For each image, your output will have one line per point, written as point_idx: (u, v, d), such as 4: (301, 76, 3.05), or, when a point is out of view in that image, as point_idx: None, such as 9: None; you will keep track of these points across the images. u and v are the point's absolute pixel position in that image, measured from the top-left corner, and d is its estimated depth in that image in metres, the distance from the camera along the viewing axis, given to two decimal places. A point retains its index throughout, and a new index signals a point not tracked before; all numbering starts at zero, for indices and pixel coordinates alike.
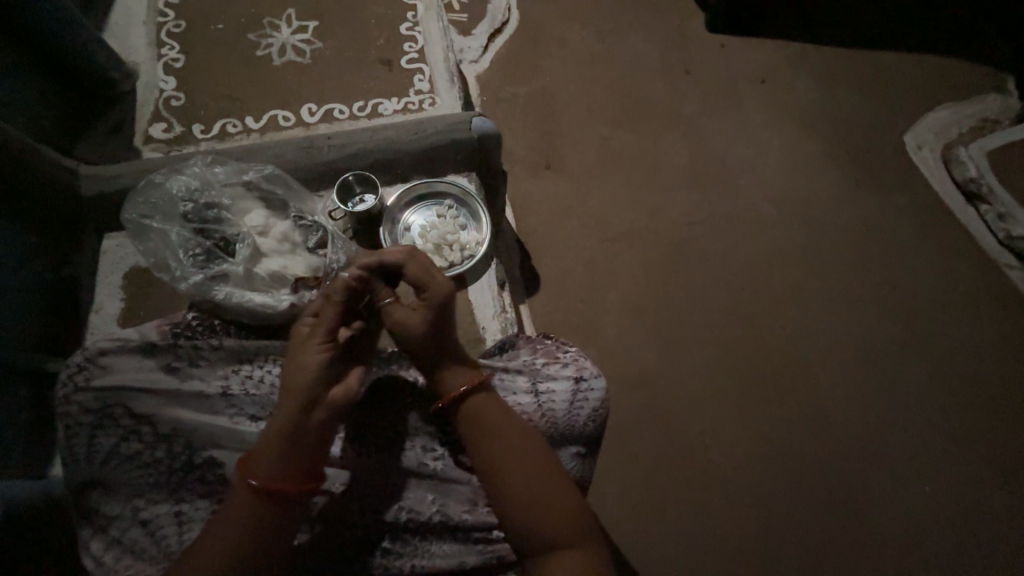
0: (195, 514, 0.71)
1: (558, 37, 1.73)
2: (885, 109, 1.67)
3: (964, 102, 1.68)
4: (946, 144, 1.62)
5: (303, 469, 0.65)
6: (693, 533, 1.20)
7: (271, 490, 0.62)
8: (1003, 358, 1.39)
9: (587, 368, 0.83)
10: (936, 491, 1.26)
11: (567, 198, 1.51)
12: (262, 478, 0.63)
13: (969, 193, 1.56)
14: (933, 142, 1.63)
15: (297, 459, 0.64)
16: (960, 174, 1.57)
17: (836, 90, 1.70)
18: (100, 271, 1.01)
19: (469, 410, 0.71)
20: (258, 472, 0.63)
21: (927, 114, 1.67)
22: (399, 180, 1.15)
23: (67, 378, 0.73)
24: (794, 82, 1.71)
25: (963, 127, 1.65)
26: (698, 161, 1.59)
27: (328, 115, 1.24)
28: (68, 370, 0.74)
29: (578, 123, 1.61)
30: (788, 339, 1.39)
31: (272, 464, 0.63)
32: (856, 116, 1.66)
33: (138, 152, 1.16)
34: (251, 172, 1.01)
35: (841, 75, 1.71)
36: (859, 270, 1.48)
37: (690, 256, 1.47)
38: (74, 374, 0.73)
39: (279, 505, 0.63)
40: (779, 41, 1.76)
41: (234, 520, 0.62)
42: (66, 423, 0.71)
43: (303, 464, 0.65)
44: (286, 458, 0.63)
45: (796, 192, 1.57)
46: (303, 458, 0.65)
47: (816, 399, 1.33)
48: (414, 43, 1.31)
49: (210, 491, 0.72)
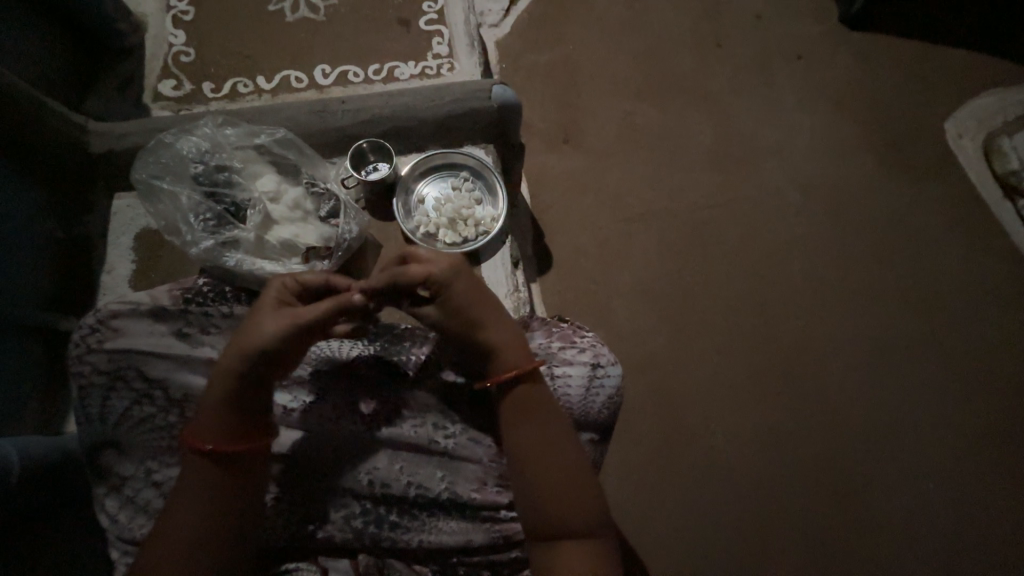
0: None
1: (583, 2, 1.63)
2: (927, 92, 1.57)
3: (1014, 87, 1.57)
4: (989, 132, 1.53)
5: (242, 429, 0.64)
6: (693, 515, 1.21)
7: (215, 450, 0.63)
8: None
9: (603, 355, 0.81)
10: (940, 488, 1.25)
11: (585, 175, 1.46)
12: (210, 440, 0.63)
13: (1007, 187, 1.48)
14: (975, 131, 1.53)
15: (240, 422, 0.64)
16: (1000, 166, 1.49)
17: (877, 70, 1.59)
18: (111, 232, 1.01)
19: (517, 394, 0.70)
20: (208, 437, 0.63)
21: (971, 100, 1.57)
22: (415, 151, 1.12)
23: (81, 338, 0.73)
24: (832, 60, 1.61)
25: (1009, 115, 1.54)
26: (724, 140, 1.51)
27: (342, 77, 1.19)
28: (81, 331, 0.73)
29: (600, 96, 1.54)
30: (805, 330, 1.36)
31: (217, 428, 0.63)
32: (895, 99, 1.57)
33: (147, 109, 1.13)
34: (263, 135, 0.98)
35: (883, 53, 1.61)
36: (884, 262, 1.42)
37: (708, 240, 1.42)
38: (87, 335, 0.73)
39: (227, 467, 0.63)
40: (819, 14, 1.65)
41: (199, 482, 0.62)
42: (79, 383, 0.71)
43: (242, 423, 0.64)
44: (225, 420, 0.63)
45: (825, 178, 1.49)
46: (238, 419, 0.64)
47: (826, 392, 1.31)
48: (433, 3, 1.25)
49: None
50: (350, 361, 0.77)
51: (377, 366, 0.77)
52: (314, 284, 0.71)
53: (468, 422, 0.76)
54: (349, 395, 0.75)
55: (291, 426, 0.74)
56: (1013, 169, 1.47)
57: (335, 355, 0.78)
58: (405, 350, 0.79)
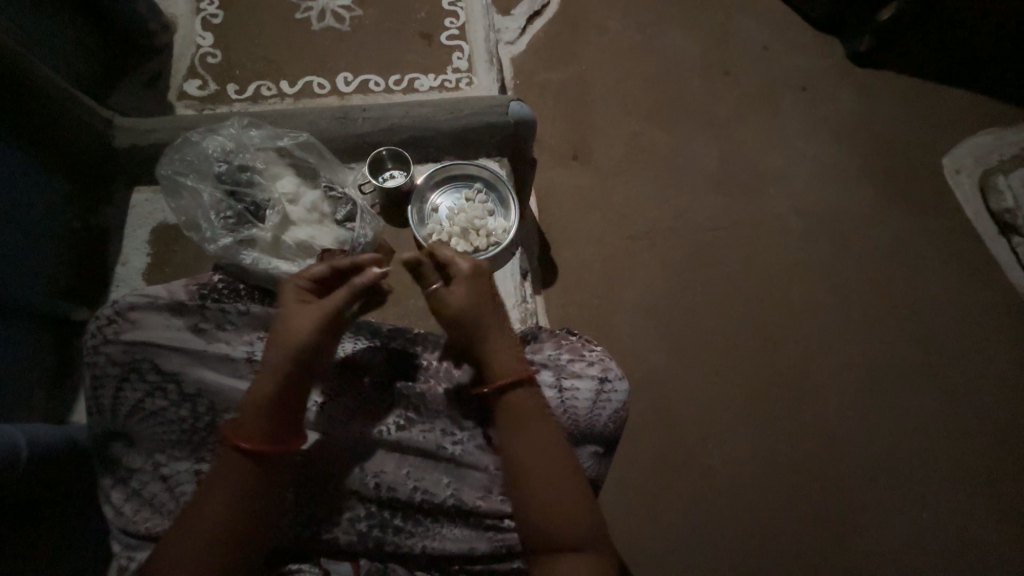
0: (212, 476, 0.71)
1: (597, 25, 1.68)
2: (926, 128, 1.62)
3: (1009, 128, 1.63)
4: (985, 170, 1.57)
5: (280, 429, 0.65)
6: (686, 534, 1.21)
7: (251, 450, 0.63)
8: (1016, 393, 1.37)
9: (611, 369, 0.83)
10: (935, 520, 1.26)
11: (592, 191, 1.49)
12: (250, 440, 0.63)
13: (1003, 223, 1.52)
14: (972, 168, 1.58)
15: (278, 423, 0.65)
16: (995, 205, 1.52)
17: (878, 105, 1.65)
18: (128, 225, 1.02)
19: (508, 400, 0.70)
20: (244, 439, 0.63)
21: (969, 138, 1.61)
22: (431, 160, 1.14)
23: (97, 328, 0.74)
24: (836, 93, 1.66)
25: (1005, 155, 1.59)
26: (729, 164, 1.55)
27: (363, 86, 1.22)
28: (97, 322, 0.75)
29: (611, 116, 1.58)
30: (803, 354, 1.38)
31: (258, 430, 0.63)
32: (896, 133, 1.62)
33: (171, 107, 1.15)
34: (286, 138, 1.00)
35: (885, 89, 1.67)
36: (882, 290, 1.45)
37: (710, 261, 1.45)
38: (104, 326, 0.74)
39: (262, 470, 0.64)
40: (825, 48, 1.71)
41: (229, 484, 0.62)
42: (93, 373, 0.73)
43: (282, 426, 0.65)
44: (265, 422, 0.64)
45: (826, 205, 1.53)
46: (279, 417, 0.65)
47: (822, 415, 1.32)
48: (455, 19, 1.29)
49: None
50: (366, 366, 0.79)
51: (389, 369, 0.79)
52: (322, 276, 0.73)
53: (477, 430, 0.77)
54: (360, 397, 0.77)
55: (312, 428, 0.75)
56: (1007, 208, 1.51)
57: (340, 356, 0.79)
58: (417, 354, 0.81)
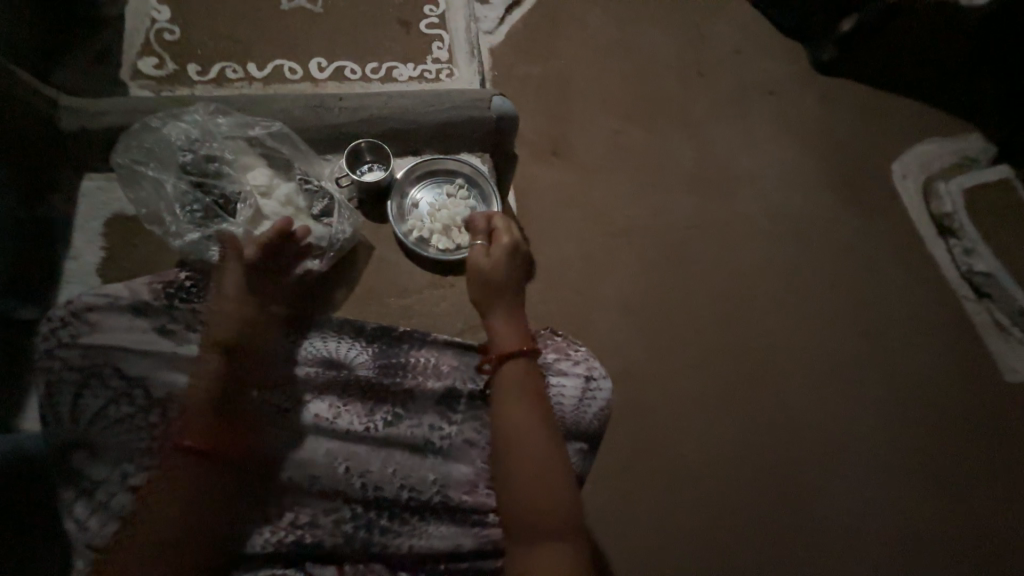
0: None
1: (577, 20, 1.69)
2: (879, 133, 1.74)
3: (952, 136, 1.76)
4: (928, 176, 1.71)
5: (221, 421, 0.72)
6: (658, 517, 1.28)
7: (195, 446, 0.68)
8: (953, 380, 1.49)
9: (596, 368, 0.87)
10: (881, 498, 1.37)
11: (570, 187, 1.50)
12: (197, 438, 0.69)
13: (942, 225, 1.65)
14: (917, 174, 1.70)
15: (217, 412, 0.72)
16: (938, 208, 1.67)
17: (837, 111, 1.74)
18: (79, 215, 0.95)
19: (506, 371, 0.75)
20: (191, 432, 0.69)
21: (915, 144, 1.74)
22: (411, 154, 1.12)
23: (50, 332, 0.75)
24: (799, 97, 1.74)
25: (946, 162, 1.73)
26: (701, 165, 1.60)
27: (338, 73, 1.16)
28: (50, 326, 0.75)
29: (589, 112, 1.59)
30: (766, 347, 1.46)
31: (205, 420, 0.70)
32: (852, 138, 1.72)
33: (124, 87, 1.05)
34: (257, 127, 0.94)
35: (843, 97, 1.76)
36: (836, 287, 1.55)
37: (682, 258, 1.50)
38: (58, 330, 0.75)
39: (207, 462, 0.68)
40: (791, 54, 1.78)
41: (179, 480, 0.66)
42: (47, 379, 0.73)
43: (223, 419, 0.72)
44: (207, 415, 0.71)
45: (789, 206, 1.61)
46: (219, 405, 0.73)
47: (781, 403, 1.41)
48: (435, 7, 1.27)
49: None
50: (350, 365, 0.82)
51: (375, 367, 0.83)
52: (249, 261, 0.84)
53: (463, 424, 0.80)
54: (345, 394, 0.80)
55: None
56: (946, 212, 1.66)
57: (324, 356, 0.83)
58: (402, 353, 0.85)
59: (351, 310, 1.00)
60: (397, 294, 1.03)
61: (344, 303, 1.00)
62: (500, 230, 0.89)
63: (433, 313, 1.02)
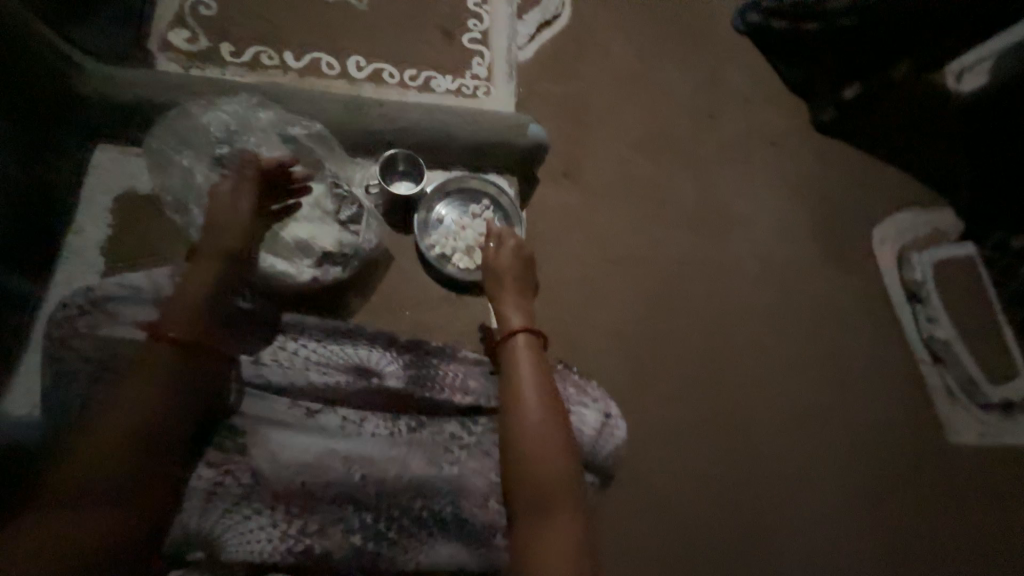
0: (198, 483, 0.70)
1: (602, 49, 1.72)
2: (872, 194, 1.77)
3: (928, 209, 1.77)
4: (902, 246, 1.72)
5: (186, 373, 0.69)
6: (632, 558, 1.24)
7: (156, 395, 0.66)
8: (930, 445, 1.49)
9: (614, 408, 0.95)
10: (852, 559, 1.34)
11: (575, 211, 1.52)
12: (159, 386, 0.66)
13: (910, 292, 1.67)
14: (894, 241, 1.72)
15: (191, 364, 0.70)
16: (908, 276, 1.69)
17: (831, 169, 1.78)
18: (88, 186, 0.90)
19: (510, 347, 0.85)
20: (153, 382, 0.66)
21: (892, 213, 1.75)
22: (440, 167, 1.11)
23: (68, 318, 0.72)
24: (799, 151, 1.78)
25: (920, 233, 1.74)
26: (703, 207, 1.65)
27: (376, 75, 1.14)
28: (68, 311, 0.73)
29: (605, 142, 1.62)
30: (751, 393, 1.46)
31: (171, 376, 0.68)
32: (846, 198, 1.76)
33: (151, 59, 1.00)
34: (297, 127, 0.94)
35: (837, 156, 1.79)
36: (824, 339, 1.57)
37: (676, 297, 1.53)
38: (74, 318, 0.72)
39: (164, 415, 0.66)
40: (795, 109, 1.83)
41: (130, 426, 0.63)
42: (56, 370, 0.69)
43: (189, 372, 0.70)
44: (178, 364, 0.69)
45: (780, 254, 1.65)
46: (192, 357, 0.70)
47: (761, 450, 1.40)
48: (479, 21, 1.27)
49: (223, 459, 0.72)
50: (379, 372, 0.82)
51: (404, 377, 0.83)
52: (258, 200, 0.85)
53: (484, 437, 0.81)
54: (372, 400, 0.80)
55: (263, 420, 0.75)
56: (916, 280, 1.67)
57: (354, 362, 0.83)
58: (432, 366, 0.85)
59: (364, 318, 0.99)
60: (412, 309, 1.02)
61: (357, 310, 0.98)
62: (506, 236, 1.00)
63: (446, 333, 1.02)
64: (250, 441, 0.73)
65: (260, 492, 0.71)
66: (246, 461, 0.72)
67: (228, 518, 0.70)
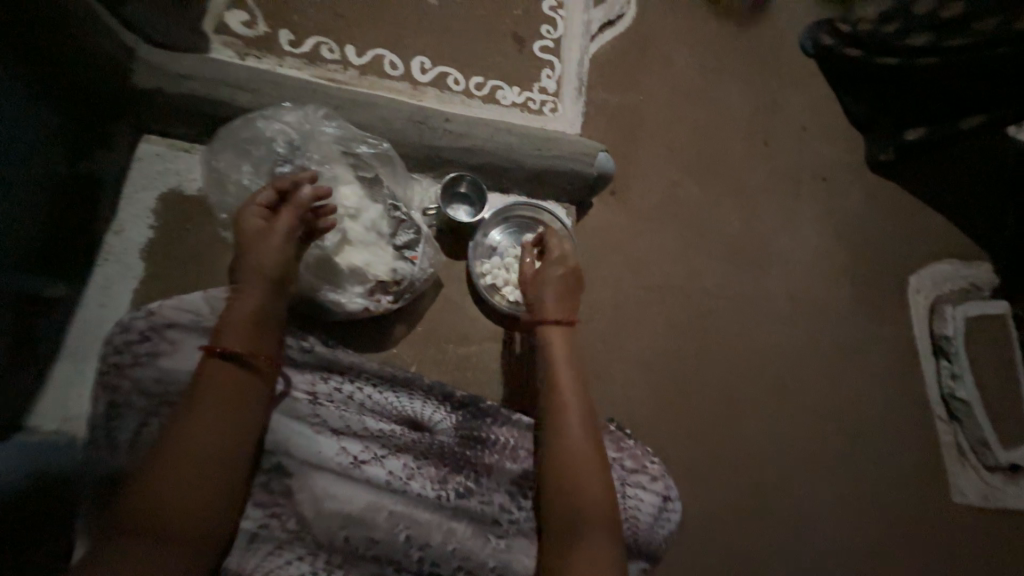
0: (245, 524, 0.68)
1: (664, 55, 1.45)
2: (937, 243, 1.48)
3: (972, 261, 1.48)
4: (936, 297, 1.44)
5: (237, 428, 0.63)
6: None
7: (209, 449, 0.60)
8: (995, 539, 1.30)
9: (672, 488, 0.90)
10: None
11: (620, 233, 1.27)
12: (212, 438, 0.61)
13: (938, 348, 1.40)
14: (931, 291, 1.44)
15: (242, 416, 0.64)
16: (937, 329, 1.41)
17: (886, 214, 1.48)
18: (132, 181, 0.87)
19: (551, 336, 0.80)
20: (205, 437, 0.60)
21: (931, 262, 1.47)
22: (499, 190, 1.04)
23: (127, 344, 0.71)
24: (850, 193, 1.47)
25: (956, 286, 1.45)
26: (745, 238, 1.37)
27: (441, 79, 1.05)
28: (128, 335, 0.71)
29: (652, 157, 1.35)
30: (802, 466, 1.24)
31: (223, 432, 0.62)
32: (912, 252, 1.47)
33: (205, 40, 0.91)
34: (365, 145, 0.88)
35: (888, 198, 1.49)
36: (893, 411, 1.33)
37: (716, 347, 1.27)
38: (133, 344, 0.71)
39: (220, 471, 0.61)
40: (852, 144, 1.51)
41: (185, 482, 0.58)
42: (115, 398, 0.69)
43: (243, 425, 0.64)
44: (230, 415, 0.63)
45: (823, 307, 1.37)
46: (242, 408, 0.64)
47: (806, 533, 1.20)
48: (552, 28, 1.17)
49: (269, 501, 0.70)
50: (431, 427, 0.80)
51: (457, 437, 0.80)
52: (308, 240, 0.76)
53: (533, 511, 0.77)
54: (422, 456, 0.77)
55: (313, 467, 0.72)
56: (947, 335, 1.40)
57: (408, 414, 0.80)
58: (486, 427, 0.81)
59: (410, 348, 0.95)
60: (457, 342, 0.97)
61: (402, 339, 0.94)
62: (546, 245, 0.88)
63: (490, 372, 0.97)
64: (297, 485, 0.71)
65: (304, 539, 0.70)
66: (293, 505, 0.71)
67: (270, 563, 0.68)
